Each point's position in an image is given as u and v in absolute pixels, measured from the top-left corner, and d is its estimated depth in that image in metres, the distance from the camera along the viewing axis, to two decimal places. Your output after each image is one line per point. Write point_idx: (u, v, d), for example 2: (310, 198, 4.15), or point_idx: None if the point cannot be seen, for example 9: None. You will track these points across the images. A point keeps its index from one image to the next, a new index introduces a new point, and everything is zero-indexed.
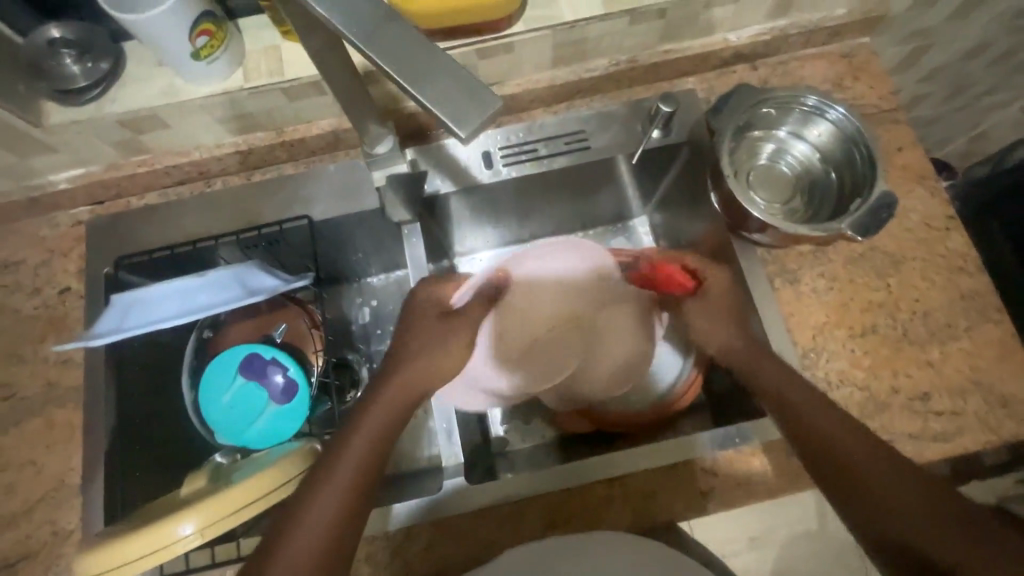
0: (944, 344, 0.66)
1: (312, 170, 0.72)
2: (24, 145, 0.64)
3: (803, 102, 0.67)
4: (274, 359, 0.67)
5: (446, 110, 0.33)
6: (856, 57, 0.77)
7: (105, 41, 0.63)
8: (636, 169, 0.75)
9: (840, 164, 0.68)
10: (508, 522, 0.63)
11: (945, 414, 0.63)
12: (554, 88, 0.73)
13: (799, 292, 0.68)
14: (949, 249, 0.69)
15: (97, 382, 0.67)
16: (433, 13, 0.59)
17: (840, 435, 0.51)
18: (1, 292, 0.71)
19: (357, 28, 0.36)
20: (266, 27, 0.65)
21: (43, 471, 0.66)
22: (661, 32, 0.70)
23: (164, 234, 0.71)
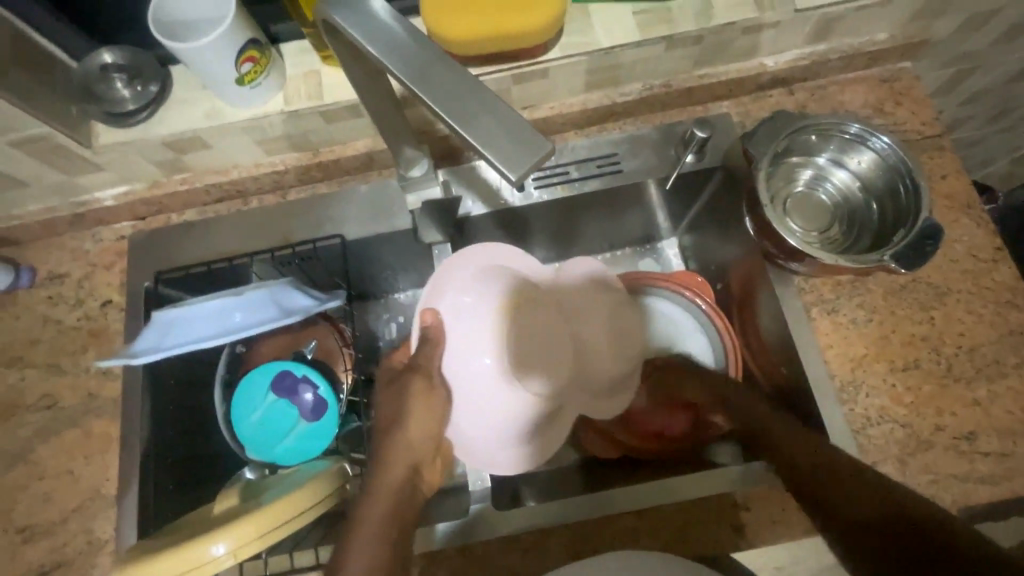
0: (991, 381, 0.63)
1: (344, 190, 0.73)
2: (75, 164, 0.66)
3: (843, 130, 0.65)
4: (305, 377, 0.68)
5: (495, 150, 0.33)
6: (897, 82, 0.75)
7: (154, 65, 0.65)
8: (669, 194, 0.74)
9: (881, 193, 0.66)
10: (530, 552, 0.62)
11: (992, 455, 0.61)
12: (587, 111, 0.73)
13: (838, 323, 0.66)
14: (996, 282, 0.66)
15: (133, 395, 0.69)
16: (471, 40, 0.60)
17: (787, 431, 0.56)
18: (46, 303, 0.73)
19: (408, 70, 0.37)
20: (307, 52, 0.67)
21: (80, 481, 0.67)
22: (697, 57, 0.69)
23: (201, 250, 0.72)
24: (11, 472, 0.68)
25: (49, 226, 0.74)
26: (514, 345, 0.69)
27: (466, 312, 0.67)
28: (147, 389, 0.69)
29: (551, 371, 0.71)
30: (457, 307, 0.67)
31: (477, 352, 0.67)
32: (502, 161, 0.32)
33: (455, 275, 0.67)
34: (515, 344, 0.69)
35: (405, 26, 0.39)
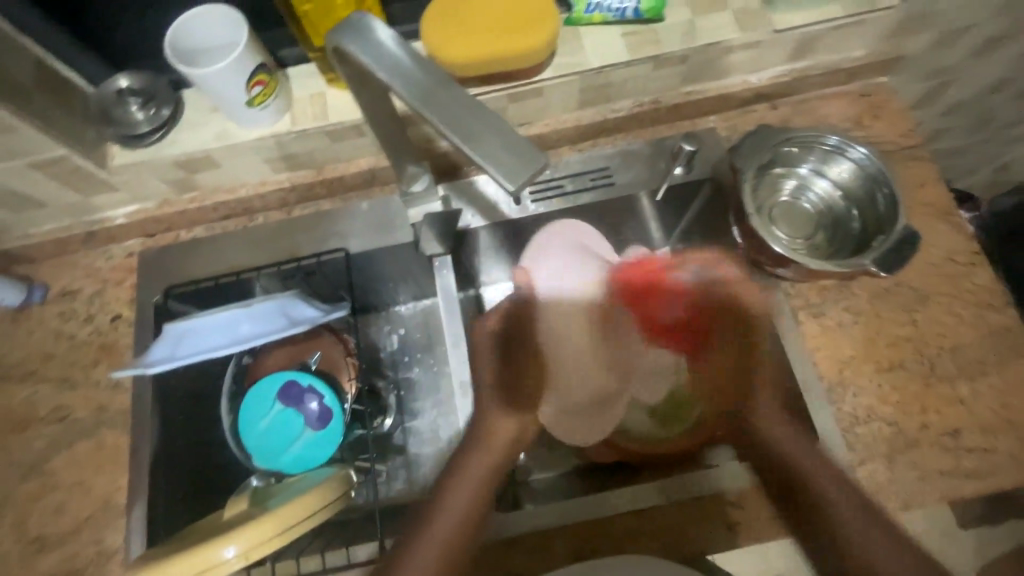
0: (973, 379, 0.65)
1: (347, 206, 0.76)
2: (90, 184, 0.69)
3: (824, 142, 0.69)
4: (311, 386, 0.70)
5: (496, 165, 0.36)
6: (875, 96, 0.79)
7: (167, 89, 0.68)
8: (661, 205, 0.77)
9: (862, 201, 0.69)
10: (534, 553, 0.63)
11: (976, 450, 0.63)
12: (581, 127, 0.76)
13: (824, 326, 0.69)
14: (975, 284, 0.69)
15: (143, 406, 0.70)
16: (472, 63, 0.63)
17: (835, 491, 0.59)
18: (58, 319, 0.75)
19: (415, 92, 0.40)
20: (312, 74, 0.70)
21: (91, 492, 0.69)
22: (683, 75, 0.73)
23: (209, 266, 0.75)
24: (24, 484, 0.69)
25: (62, 244, 0.76)
26: (581, 321, 0.69)
27: (563, 272, 0.70)
28: (158, 400, 0.70)
29: (605, 361, 0.70)
30: (552, 266, 0.70)
31: (553, 314, 0.69)
32: (505, 175, 0.35)
33: (562, 237, 0.73)
34: (581, 322, 0.69)
35: (411, 53, 0.42)
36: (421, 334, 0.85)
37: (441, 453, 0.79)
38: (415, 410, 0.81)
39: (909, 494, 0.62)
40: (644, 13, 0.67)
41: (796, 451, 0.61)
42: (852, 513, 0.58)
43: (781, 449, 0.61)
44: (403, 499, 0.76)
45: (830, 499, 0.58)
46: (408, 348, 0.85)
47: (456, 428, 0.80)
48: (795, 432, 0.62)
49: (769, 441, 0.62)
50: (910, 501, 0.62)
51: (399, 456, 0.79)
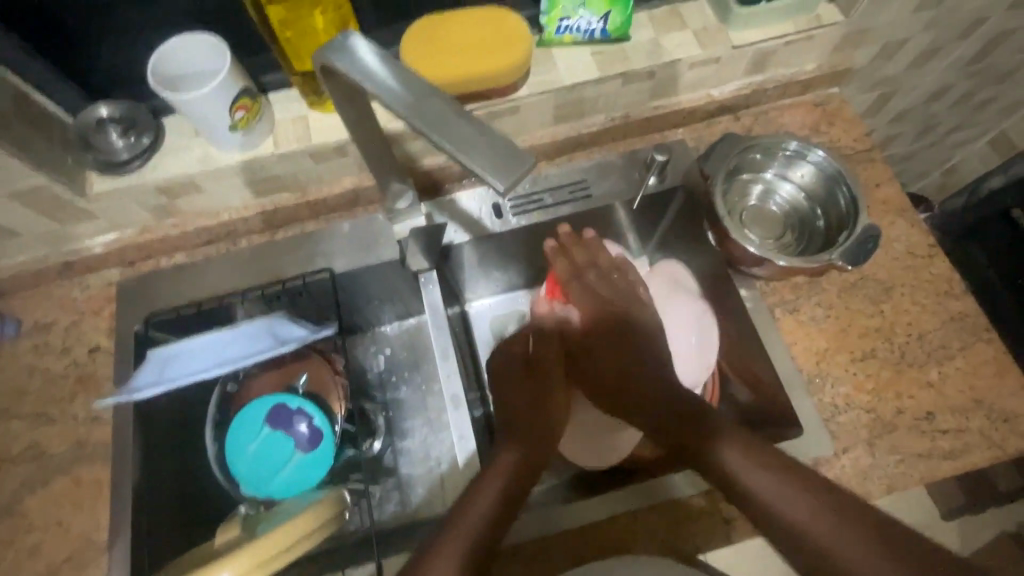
0: (940, 364, 0.69)
1: (330, 227, 0.77)
2: (67, 212, 0.68)
3: (785, 147, 0.74)
4: (299, 408, 0.69)
5: (484, 166, 0.38)
6: (829, 105, 0.84)
7: (148, 117, 0.69)
8: (636, 214, 0.80)
9: (825, 201, 0.74)
10: (534, 564, 0.63)
11: (950, 431, 0.66)
12: (557, 143, 0.79)
13: (800, 321, 0.72)
14: (934, 274, 0.74)
15: (124, 437, 0.68)
16: (456, 82, 0.66)
17: (826, 526, 0.49)
18: (32, 352, 0.73)
19: (406, 104, 0.42)
20: (293, 99, 0.72)
21: (69, 530, 0.66)
22: (651, 91, 0.77)
23: (191, 292, 0.74)
24: None
25: (36, 276, 0.75)
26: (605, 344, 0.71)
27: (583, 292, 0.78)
28: (139, 431, 0.68)
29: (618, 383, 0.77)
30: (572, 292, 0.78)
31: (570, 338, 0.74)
32: (493, 175, 0.37)
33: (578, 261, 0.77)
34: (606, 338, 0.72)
35: (399, 69, 0.44)
36: (409, 353, 0.85)
37: (432, 473, 0.78)
38: (405, 430, 0.80)
39: (891, 479, 0.64)
40: (611, 33, 0.71)
41: (709, 430, 0.59)
42: (826, 523, 0.49)
43: (741, 473, 0.54)
44: (396, 522, 0.75)
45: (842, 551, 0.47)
46: (395, 367, 0.84)
47: (446, 446, 0.79)
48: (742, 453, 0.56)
49: (744, 479, 0.54)
50: (892, 485, 0.64)
51: (390, 478, 0.78)
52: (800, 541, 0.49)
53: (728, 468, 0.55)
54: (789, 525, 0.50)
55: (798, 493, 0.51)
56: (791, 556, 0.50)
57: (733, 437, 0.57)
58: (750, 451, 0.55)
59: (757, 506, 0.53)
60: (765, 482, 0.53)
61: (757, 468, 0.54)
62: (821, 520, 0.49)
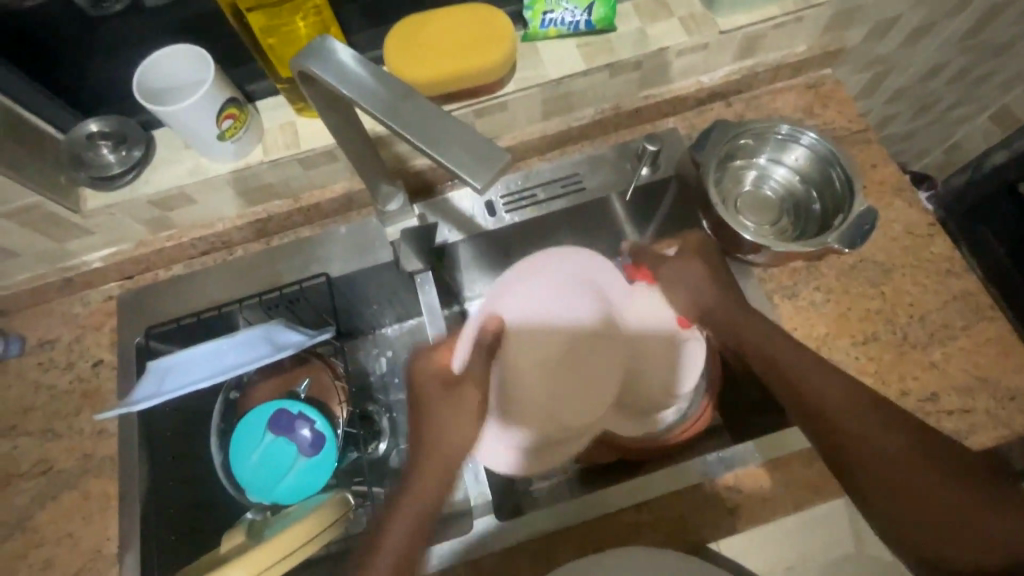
0: (944, 344, 0.68)
1: (325, 231, 0.77)
2: (63, 228, 0.69)
3: (777, 131, 0.73)
4: (301, 413, 0.69)
5: (463, 166, 0.38)
6: (821, 86, 0.83)
7: (138, 130, 0.69)
8: (631, 205, 0.79)
9: (819, 184, 0.73)
10: (542, 558, 0.63)
11: (955, 413, 0.65)
12: (547, 138, 0.79)
13: (799, 307, 0.71)
14: (934, 254, 0.72)
15: (129, 450, 0.69)
16: (457, 74, 0.66)
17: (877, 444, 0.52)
18: (37, 370, 0.74)
19: (381, 106, 0.42)
20: (280, 107, 0.72)
21: (80, 543, 0.67)
22: (639, 81, 0.76)
23: (190, 303, 0.75)
24: (9, 542, 0.67)
25: (38, 293, 0.75)
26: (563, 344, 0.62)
27: (551, 294, 0.65)
28: (144, 442, 0.69)
29: (569, 401, 0.63)
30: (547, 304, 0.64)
31: (539, 336, 0.62)
32: (470, 174, 0.37)
33: (564, 265, 0.68)
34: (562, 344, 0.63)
35: (374, 71, 0.44)
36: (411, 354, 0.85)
37: None
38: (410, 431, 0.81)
39: None
40: (596, 24, 0.70)
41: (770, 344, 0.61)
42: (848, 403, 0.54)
43: (808, 381, 0.57)
44: None
45: (876, 444, 0.52)
46: (398, 369, 0.84)
47: None
48: (808, 357, 0.59)
49: (806, 385, 0.57)
50: None
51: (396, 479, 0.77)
52: (844, 443, 0.53)
53: (800, 376, 0.57)
54: (833, 423, 0.54)
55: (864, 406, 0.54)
56: (830, 450, 0.54)
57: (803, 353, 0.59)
58: (818, 359, 0.58)
59: (813, 411, 0.56)
60: (842, 398, 0.55)
61: (824, 372, 0.57)
62: (875, 427, 0.53)
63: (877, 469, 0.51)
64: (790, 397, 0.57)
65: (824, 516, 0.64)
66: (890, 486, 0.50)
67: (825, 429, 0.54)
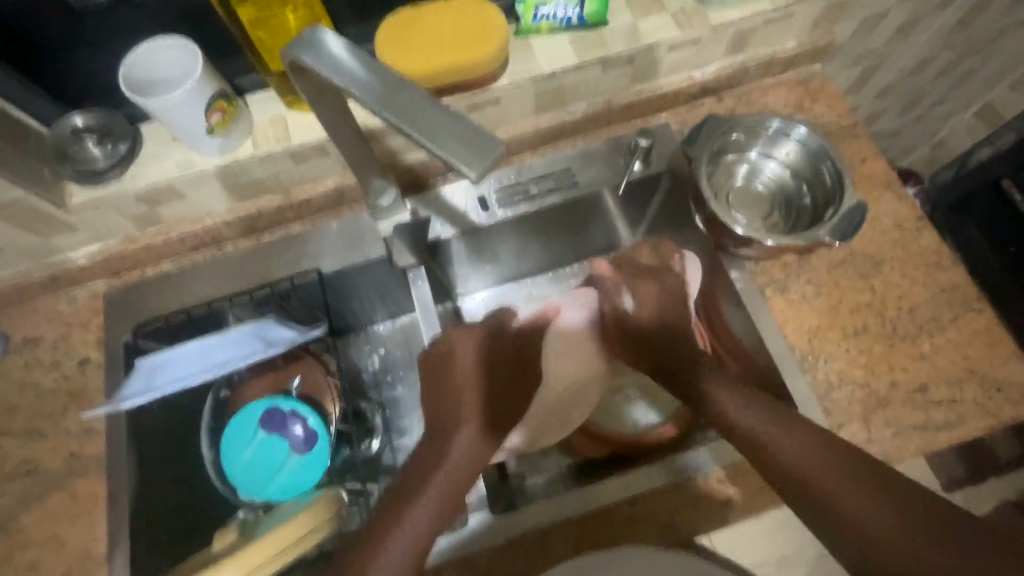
0: (932, 336, 0.69)
1: (316, 227, 0.76)
2: (47, 225, 0.68)
3: (768, 126, 0.73)
4: (293, 411, 0.69)
5: (459, 156, 0.37)
6: (812, 82, 0.84)
7: (124, 125, 0.68)
8: (623, 200, 0.79)
9: (810, 178, 0.73)
10: (536, 553, 0.63)
11: (944, 403, 0.66)
12: (539, 133, 0.79)
13: (791, 300, 0.71)
14: (922, 247, 0.73)
15: (117, 449, 0.68)
16: (461, 65, 0.66)
17: (825, 476, 0.50)
18: (21, 369, 0.73)
19: (376, 98, 0.41)
20: (270, 100, 0.71)
21: (68, 544, 0.66)
22: (631, 76, 0.76)
23: (179, 300, 0.74)
24: None
25: (21, 291, 0.74)
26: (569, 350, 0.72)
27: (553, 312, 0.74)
28: (133, 442, 0.68)
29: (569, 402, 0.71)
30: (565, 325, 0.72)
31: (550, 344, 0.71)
32: (466, 164, 0.37)
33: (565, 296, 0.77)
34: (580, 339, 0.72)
35: (368, 63, 0.43)
36: (404, 351, 0.85)
37: None
38: (402, 428, 0.80)
39: (888, 452, 0.64)
40: (588, 18, 0.70)
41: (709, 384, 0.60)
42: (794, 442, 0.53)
43: (784, 448, 0.53)
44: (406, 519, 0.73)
45: (860, 509, 0.48)
46: (391, 366, 0.84)
47: None
48: (775, 419, 0.55)
49: (781, 451, 0.53)
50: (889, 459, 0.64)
51: (389, 476, 0.76)
52: (823, 509, 0.50)
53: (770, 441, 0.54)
54: (815, 491, 0.50)
55: (841, 465, 0.51)
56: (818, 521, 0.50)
57: (770, 413, 0.56)
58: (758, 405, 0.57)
59: (795, 479, 0.52)
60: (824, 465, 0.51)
61: (791, 434, 0.54)
62: (850, 489, 0.49)
63: (857, 531, 0.48)
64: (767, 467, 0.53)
65: None
66: (885, 552, 0.47)
67: (811, 504, 0.50)
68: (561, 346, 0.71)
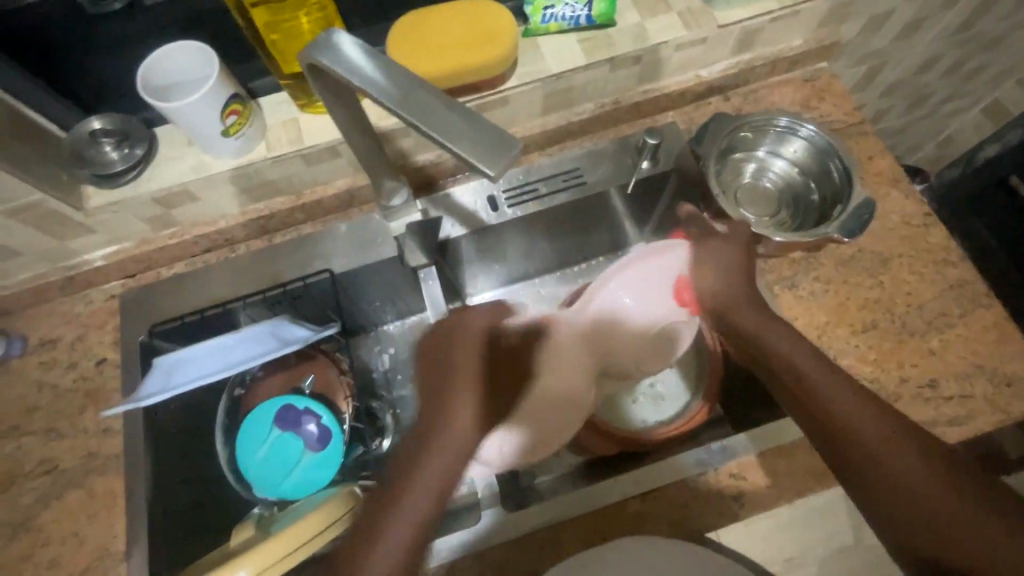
0: (941, 332, 0.69)
1: (327, 228, 0.77)
2: (65, 228, 0.69)
3: (775, 124, 0.74)
4: (307, 409, 0.70)
5: (473, 154, 0.38)
6: (818, 80, 0.84)
7: (140, 128, 0.69)
8: (631, 199, 0.80)
9: (818, 176, 0.74)
10: (548, 549, 0.64)
11: (954, 399, 0.66)
12: (548, 133, 0.79)
13: (799, 297, 0.72)
14: (930, 243, 0.74)
15: (134, 448, 0.69)
16: (484, 63, 0.67)
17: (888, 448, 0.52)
18: (39, 369, 0.74)
19: (391, 98, 0.42)
20: (282, 103, 0.72)
21: (86, 542, 0.67)
22: (638, 76, 0.77)
23: (193, 300, 0.75)
24: (13, 542, 0.67)
25: (39, 293, 0.75)
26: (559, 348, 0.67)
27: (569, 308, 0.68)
28: (150, 440, 0.69)
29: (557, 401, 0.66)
30: (631, 287, 0.67)
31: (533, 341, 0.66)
32: (481, 162, 0.38)
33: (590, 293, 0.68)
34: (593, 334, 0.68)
35: (385, 63, 0.44)
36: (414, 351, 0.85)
37: None
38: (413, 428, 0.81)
39: None
40: (596, 18, 0.71)
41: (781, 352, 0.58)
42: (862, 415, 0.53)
43: (840, 413, 0.54)
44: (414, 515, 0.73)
45: (903, 478, 0.51)
46: (401, 365, 0.85)
47: None
48: (831, 375, 0.56)
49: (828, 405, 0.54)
50: None
51: None
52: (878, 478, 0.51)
53: (821, 395, 0.55)
54: (859, 446, 0.52)
55: (889, 430, 0.52)
56: (850, 470, 0.53)
57: (832, 377, 0.56)
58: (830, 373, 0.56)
59: (849, 445, 0.53)
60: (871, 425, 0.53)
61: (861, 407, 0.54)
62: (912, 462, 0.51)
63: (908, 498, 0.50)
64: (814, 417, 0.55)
65: (827, 502, 0.64)
66: (923, 521, 0.49)
67: (848, 456, 0.53)
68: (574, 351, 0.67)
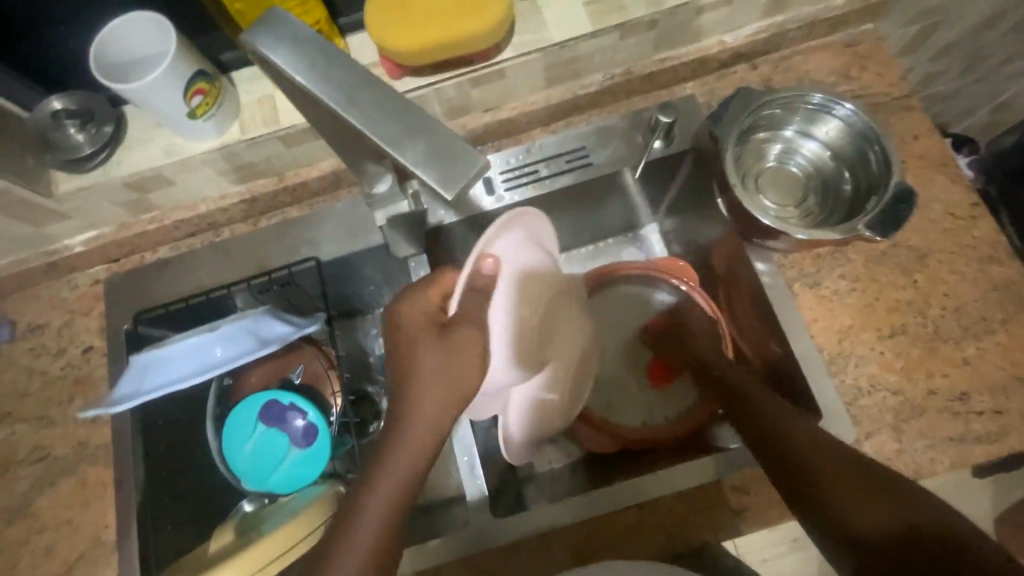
0: (979, 339, 0.62)
1: (317, 211, 0.72)
2: (37, 213, 0.65)
3: (808, 101, 0.65)
4: (292, 404, 0.67)
5: (431, 171, 0.33)
6: (861, 45, 0.74)
7: (106, 106, 0.65)
8: (641, 182, 0.73)
9: (853, 161, 0.66)
10: (536, 558, 0.62)
11: (987, 414, 0.60)
12: (550, 107, 0.72)
13: (821, 296, 0.65)
14: (976, 238, 0.66)
15: (122, 439, 0.68)
16: (477, 35, 0.59)
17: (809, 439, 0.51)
18: (28, 355, 0.73)
19: (338, 91, 0.37)
20: (257, 78, 0.66)
21: (80, 530, 0.67)
22: (654, 42, 0.68)
23: (176, 288, 0.72)
24: (10, 528, 0.67)
25: (23, 278, 0.73)
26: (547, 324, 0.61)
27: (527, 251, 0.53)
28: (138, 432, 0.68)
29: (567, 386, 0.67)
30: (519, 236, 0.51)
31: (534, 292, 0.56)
32: (440, 185, 0.33)
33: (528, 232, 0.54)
34: (546, 315, 0.59)
35: (331, 46, 0.38)
36: None
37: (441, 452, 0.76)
38: None
39: (917, 466, 0.59)
40: None
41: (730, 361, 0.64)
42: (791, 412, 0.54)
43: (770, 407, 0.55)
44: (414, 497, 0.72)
45: (820, 468, 0.49)
46: None
47: None
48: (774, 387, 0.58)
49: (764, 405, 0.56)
50: (920, 472, 0.59)
51: None
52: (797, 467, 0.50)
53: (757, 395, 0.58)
54: (780, 440, 0.52)
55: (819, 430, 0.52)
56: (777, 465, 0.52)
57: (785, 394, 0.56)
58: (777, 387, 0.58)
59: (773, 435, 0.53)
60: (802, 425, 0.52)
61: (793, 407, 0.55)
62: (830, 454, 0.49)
63: (821, 489, 0.48)
64: (752, 427, 0.55)
65: None
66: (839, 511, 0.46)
67: (772, 448, 0.52)
68: (560, 367, 0.64)
